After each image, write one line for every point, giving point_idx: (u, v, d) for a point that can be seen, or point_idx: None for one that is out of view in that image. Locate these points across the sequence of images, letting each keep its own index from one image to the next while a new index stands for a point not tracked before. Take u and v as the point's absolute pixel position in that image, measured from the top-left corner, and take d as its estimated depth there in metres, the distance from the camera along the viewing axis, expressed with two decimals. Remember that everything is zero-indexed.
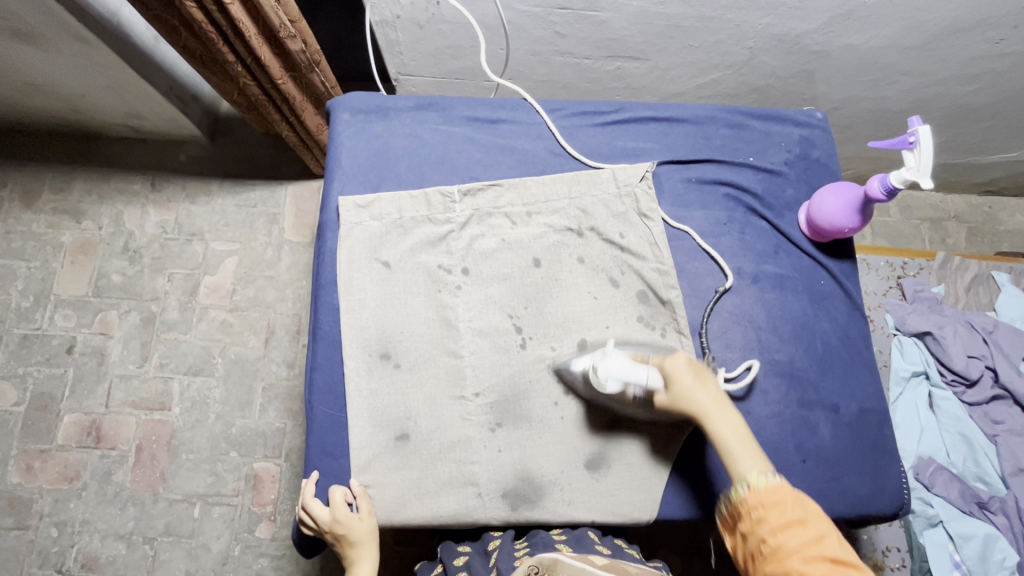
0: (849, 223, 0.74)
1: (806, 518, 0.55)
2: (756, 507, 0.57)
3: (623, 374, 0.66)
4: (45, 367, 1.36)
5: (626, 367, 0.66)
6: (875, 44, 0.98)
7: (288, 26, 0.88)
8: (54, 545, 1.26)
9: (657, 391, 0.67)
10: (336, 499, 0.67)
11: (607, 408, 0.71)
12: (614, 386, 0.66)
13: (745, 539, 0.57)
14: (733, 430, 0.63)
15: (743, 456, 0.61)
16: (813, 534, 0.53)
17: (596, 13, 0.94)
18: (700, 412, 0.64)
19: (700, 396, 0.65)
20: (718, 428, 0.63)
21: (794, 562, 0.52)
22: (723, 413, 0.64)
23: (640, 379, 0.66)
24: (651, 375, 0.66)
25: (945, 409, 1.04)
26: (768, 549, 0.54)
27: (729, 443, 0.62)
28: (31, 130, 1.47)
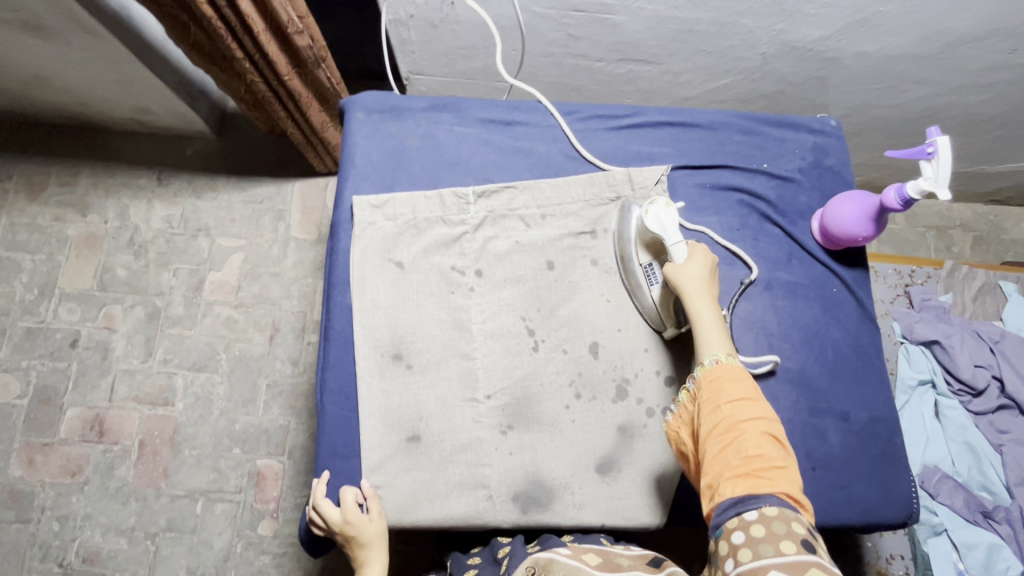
0: (864, 231, 0.74)
1: (757, 398, 0.60)
2: (718, 378, 0.62)
3: (667, 223, 0.70)
4: (49, 361, 1.35)
5: (673, 223, 0.70)
6: (888, 52, 0.98)
7: (295, 22, 0.88)
8: (56, 539, 1.26)
9: (672, 260, 0.70)
10: (347, 500, 0.67)
11: (620, 251, 0.75)
12: (653, 228, 0.71)
13: (699, 406, 0.62)
14: (716, 321, 0.66)
15: (714, 340, 0.65)
16: (762, 411, 0.59)
17: (610, 16, 0.94)
18: (687, 291, 0.68)
19: (704, 282, 0.68)
20: (703, 310, 0.67)
21: (745, 430, 0.58)
22: (715, 306, 0.68)
23: (675, 239, 0.70)
24: (681, 247, 0.70)
25: (951, 418, 1.03)
26: (722, 417, 0.59)
27: (706, 325, 0.66)
28: (38, 122, 1.47)
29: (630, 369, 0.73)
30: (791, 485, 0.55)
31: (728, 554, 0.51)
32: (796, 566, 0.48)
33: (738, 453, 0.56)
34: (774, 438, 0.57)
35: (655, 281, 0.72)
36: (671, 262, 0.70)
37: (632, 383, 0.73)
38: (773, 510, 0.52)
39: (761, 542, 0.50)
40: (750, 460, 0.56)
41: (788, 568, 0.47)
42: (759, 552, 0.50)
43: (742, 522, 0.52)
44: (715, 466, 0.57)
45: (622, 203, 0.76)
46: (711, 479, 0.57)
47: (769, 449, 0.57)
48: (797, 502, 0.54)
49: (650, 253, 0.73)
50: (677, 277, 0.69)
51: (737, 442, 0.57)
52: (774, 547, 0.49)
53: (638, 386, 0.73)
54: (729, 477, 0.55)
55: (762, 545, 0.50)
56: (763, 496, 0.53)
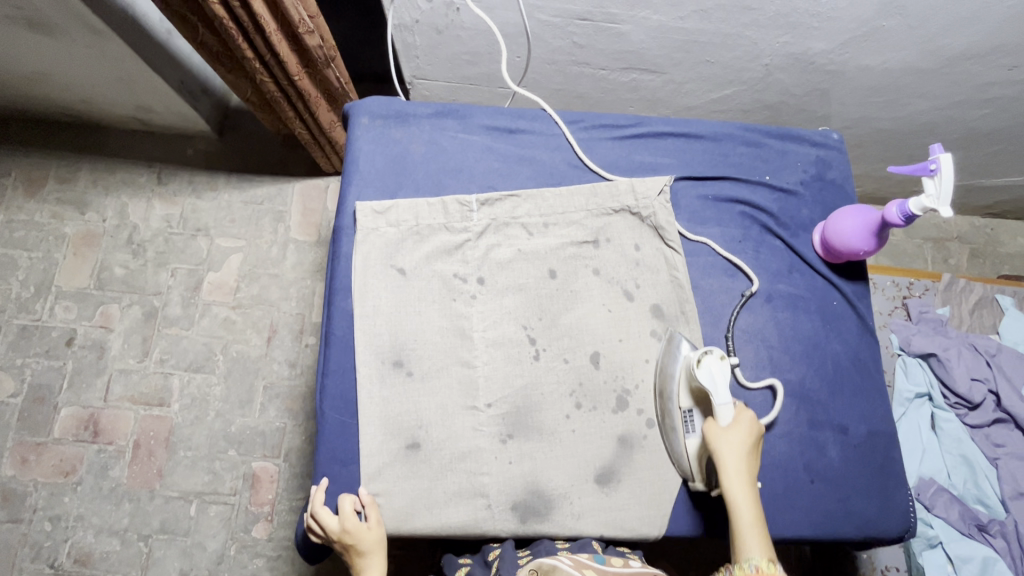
0: (865, 245, 0.74)
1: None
2: None
3: (718, 379, 0.68)
4: (44, 359, 1.34)
5: (724, 381, 0.68)
6: (889, 66, 0.99)
7: (306, 22, 0.87)
8: (47, 539, 1.25)
9: (716, 419, 0.68)
10: (345, 508, 0.66)
11: (661, 389, 0.72)
12: (702, 380, 0.68)
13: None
14: (752, 507, 0.64)
15: (752, 532, 0.62)
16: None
17: (615, 26, 0.95)
18: (726, 463, 0.65)
19: (745, 460, 0.66)
20: (738, 490, 0.65)
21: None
22: (750, 489, 0.65)
23: (724, 400, 0.68)
24: (727, 408, 0.68)
25: (947, 430, 1.04)
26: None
27: (742, 510, 0.63)
28: (37, 119, 1.46)
29: (630, 380, 0.73)
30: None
31: None
32: None
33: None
34: None
35: (692, 430, 0.70)
36: (713, 421, 0.68)
37: (633, 394, 0.73)
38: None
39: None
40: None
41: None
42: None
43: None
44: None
45: (671, 335, 0.74)
46: None
47: None
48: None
49: (692, 398, 0.71)
50: (718, 441, 0.67)
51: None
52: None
53: (638, 397, 0.73)
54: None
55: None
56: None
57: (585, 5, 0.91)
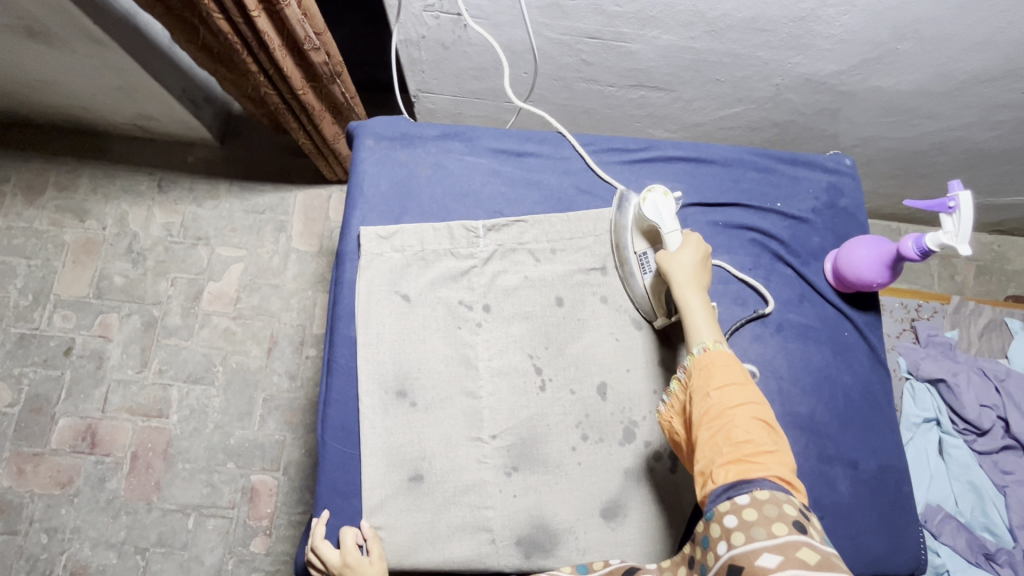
0: (878, 277, 0.73)
1: (747, 383, 0.60)
2: (708, 367, 0.61)
3: (663, 210, 0.69)
4: (42, 368, 1.33)
5: (670, 211, 0.69)
6: (902, 87, 0.97)
7: (312, 39, 0.85)
8: (43, 551, 1.23)
9: (665, 246, 0.69)
10: (347, 542, 0.65)
11: (617, 241, 0.75)
12: (648, 215, 0.69)
13: (690, 397, 0.61)
14: (704, 307, 0.65)
15: (703, 326, 0.64)
16: (753, 398, 0.59)
17: (624, 44, 0.93)
18: (676, 278, 0.66)
19: (694, 271, 0.66)
20: (691, 299, 0.65)
21: (736, 417, 0.57)
22: (703, 294, 0.66)
23: (669, 224, 0.68)
24: (675, 235, 0.68)
25: (954, 456, 1.02)
26: (712, 405, 0.58)
27: (693, 310, 0.65)
28: (37, 124, 1.44)
29: (638, 411, 0.72)
30: (783, 468, 0.56)
31: (721, 536, 0.53)
32: (786, 547, 0.50)
33: (728, 438, 0.56)
34: (763, 423, 0.57)
35: (648, 269, 0.72)
36: (663, 249, 0.69)
37: (640, 426, 0.71)
38: (765, 494, 0.53)
39: (751, 526, 0.52)
40: (739, 447, 0.56)
41: (778, 549, 0.49)
42: (750, 534, 0.52)
43: (734, 507, 0.53)
44: (705, 452, 0.57)
45: (623, 194, 0.77)
46: (702, 466, 0.57)
47: (758, 434, 0.56)
48: (789, 486, 0.55)
49: (646, 241, 0.73)
50: (666, 263, 0.67)
51: (727, 428, 0.57)
52: (767, 530, 0.51)
53: (645, 429, 0.71)
54: (719, 463, 0.56)
55: (754, 528, 0.52)
56: (753, 480, 0.54)
57: (594, 24, 0.89)
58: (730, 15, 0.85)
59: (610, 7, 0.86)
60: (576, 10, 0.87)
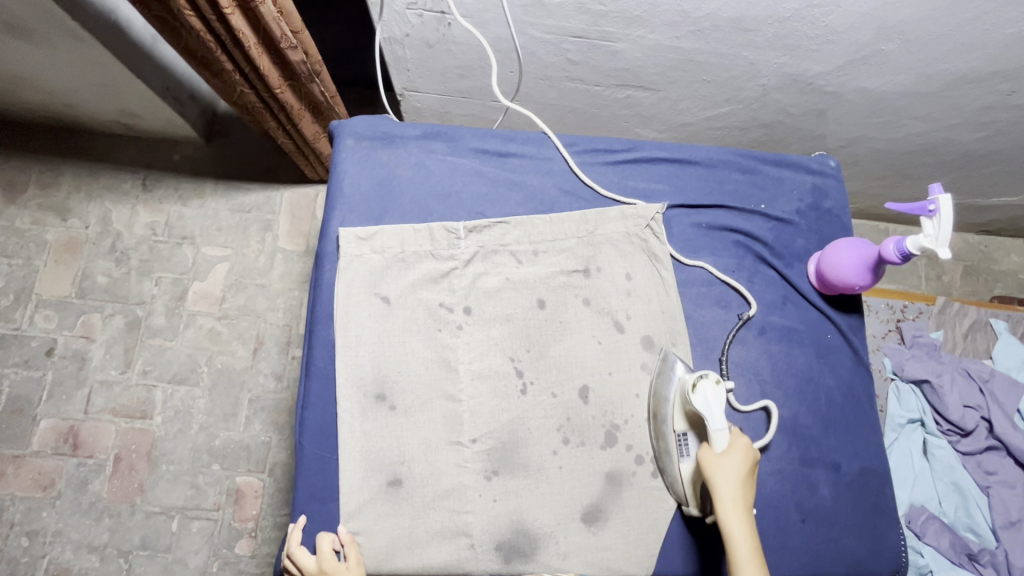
0: (860, 280, 0.73)
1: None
2: None
3: (713, 404, 0.66)
4: (23, 369, 1.31)
5: (719, 404, 0.66)
6: (888, 88, 0.97)
7: (289, 37, 0.84)
8: (24, 555, 1.22)
9: (711, 445, 0.67)
10: (324, 547, 0.64)
11: (655, 410, 0.71)
12: (696, 404, 0.67)
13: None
14: (748, 537, 0.62)
15: (748, 561, 0.61)
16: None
17: (610, 44, 0.92)
18: (723, 495, 0.64)
19: (740, 487, 0.64)
20: (732, 518, 0.63)
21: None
22: (747, 519, 0.64)
23: (718, 425, 0.66)
24: (722, 435, 0.66)
25: (939, 457, 1.03)
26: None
27: (739, 541, 0.62)
28: (18, 121, 1.42)
29: (620, 415, 0.71)
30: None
31: None
32: None
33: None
34: None
35: (685, 454, 0.69)
36: (708, 447, 0.67)
37: (621, 429, 0.71)
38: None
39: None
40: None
41: None
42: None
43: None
44: None
45: (666, 356, 0.72)
46: None
47: None
48: None
49: (687, 423, 0.69)
50: (713, 469, 0.65)
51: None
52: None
53: (627, 432, 0.71)
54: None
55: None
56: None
57: (580, 23, 0.88)
58: (715, 15, 0.84)
59: (595, 5, 0.85)
60: (561, 8, 0.86)
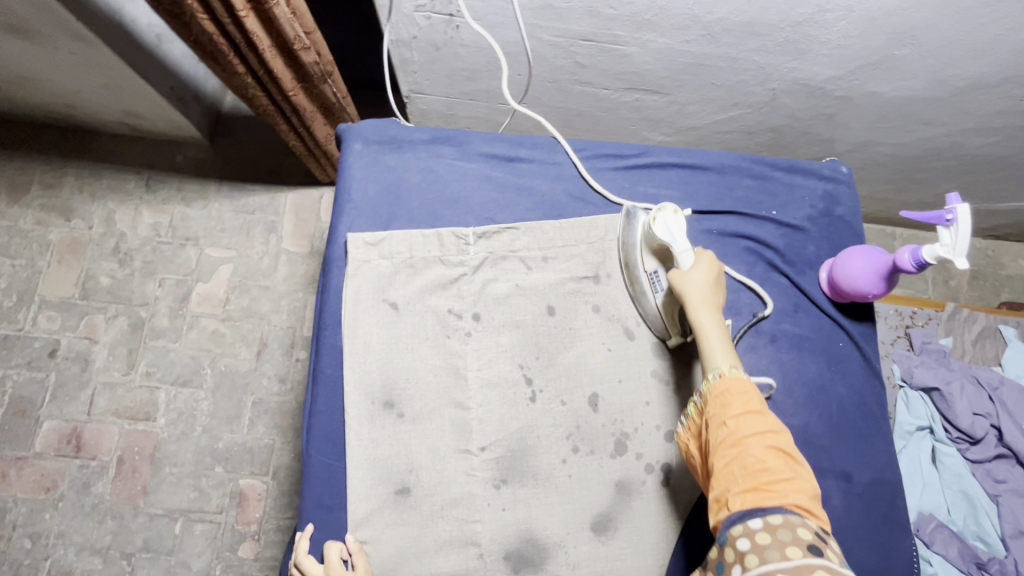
0: (873, 288, 0.72)
1: (763, 412, 0.59)
2: (724, 394, 0.60)
3: (674, 229, 0.69)
4: (26, 370, 1.30)
5: (681, 229, 0.69)
6: (898, 93, 0.96)
7: (302, 39, 0.83)
8: (27, 557, 1.21)
9: (677, 266, 0.68)
10: (332, 557, 0.64)
11: (625, 258, 0.73)
12: (660, 234, 0.69)
13: (706, 424, 0.61)
14: (720, 330, 0.64)
15: (720, 349, 0.63)
16: (769, 425, 0.58)
17: (619, 47, 0.92)
18: (693, 299, 0.65)
19: (710, 290, 0.66)
20: (704, 318, 0.65)
21: (751, 444, 0.57)
22: (718, 316, 0.65)
23: (681, 244, 0.68)
24: (688, 254, 0.68)
25: (948, 465, 1.02)
26: (728, 432, 0.58)
27: (710, 334, 0.64)
28: (22, 121, 1.41)
29: (630, 423, 0.71)
30: (800, 495, 0.55)
31: (734, 561, 0.53)
32: (803, 569, 0.50)
33: (742, 464, 0.56)
34: (778, 451, 0.56)
35: (658, 287, 0.71)
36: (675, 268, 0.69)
37: (632, 438, 0.70)
38: (777, 518, 0.53)
39: (765, 550, 0.52)
40: (755, 475, 0.55)
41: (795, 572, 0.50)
42: (764, 558, 0.51)
43: (746, 529, 0.53)
44: (721, 479, 0.57)
45: (627, 210, 0.75)
46: (717, 493, 0.57)
47: (775, 461, 0.56)
48: (807, 513, 0.54)
49: (656, 259, 0.72)
50: (679, 281, 0.67)
51: (743, 455, 0.57)
52: (781, 554, 0.51)
53: (637, 441, 0.70)
54: (735, 489, 0.56)
55: (767, 552, 0.52)
56: (768, 508, 0.54)
57: (589, 26, 0.88)
58: (726, 19, 0.84)
59: (605, 9, 0.84)
60: (570, 12, 0.85)
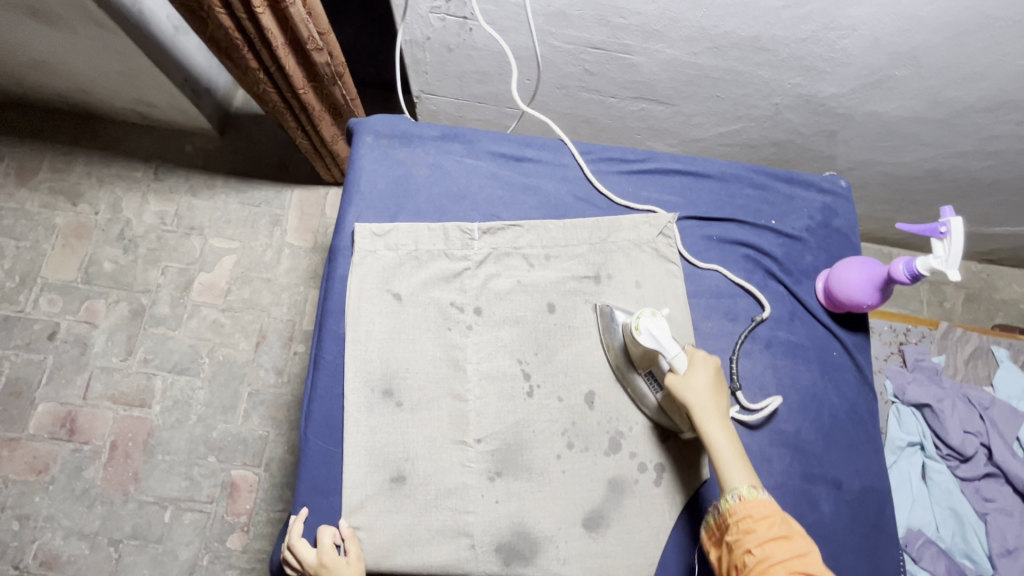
0: (868, 299, 0.73)
1: (790, 535, 0.59)
2: (747, 519, 0.60)
3: (659, 337, 0.65)
4: (24, 352, 1.31)
5: (667, 335, 0.66)
6: (898, 113, 0.98)
7: (315, 39, 0.85)
8: (14, 539, 1.20)
9: (675, 372, 0.67)
10: (324, 540, 0.64)
11: (618, 360, 0.71)
12: (646, 343, 0.66)
13: (730, 546, 0.61)
14: (730, 441, 0.64)
15: (734, 466, 0.63)
16: (797, 549, 0.58)
17: (628, 56, 0.94)
18: (702, 407, 0.65)
19: (713, 398, 0.66)
20: (713, 432, 0.64)
21: (779, 571, 0.57)
22: (726, 424, 0.65)
23: (670, 353, 0.66)
24: (679, 358, 0.66)
25: (937, 481, 1.02)
26: (754, 559, 0.58)
27: (722, 451, 0.64)
28: (36, 105, 1.43)
29: (624, 422, 0.71)
30: None
31: None
32: None
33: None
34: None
35: (656, 388, 0.69)
36: (672, 373, 0.67)
37: (626, 437, 0.71)
38: None
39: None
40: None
41: None
42: None
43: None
44: None
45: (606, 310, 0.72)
46: None
47: None
48: None
49: (644, 363, 0.69)
50: (683, 394, 0.66)
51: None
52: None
53: (631, 440, 0.71)
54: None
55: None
56: None
57: (599, 34, 0.90)
58: (733, 33, 0.86)
59: (615, 18, 0.86)
60: (582, 19, 0.87)
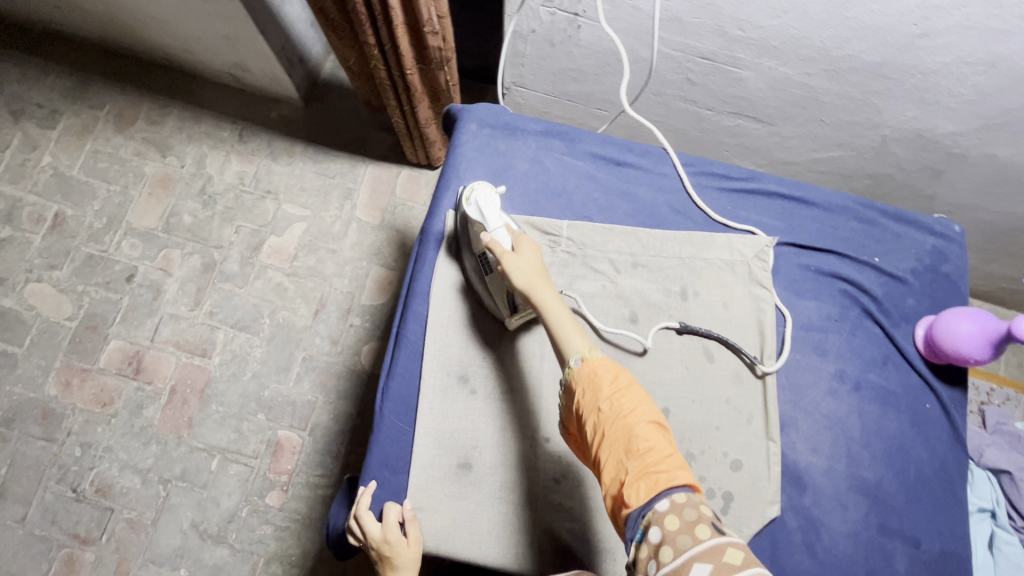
0: (978, 354, 0.69)
1: (632, 386, 0.57)
2: (590, 377, 0.56)
3: (485, 206, 0.68)
4: (103, 290, 1.38)
5: (491, 206, 0.68)
6: (1019, 160, 0.92)
7: (434, 22, 0.87)
8: (75, 464, 1.27)
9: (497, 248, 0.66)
10: (390, 517, 0.64)
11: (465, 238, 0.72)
12: (473, 211, 0.69)
13: (579, 412, 0.57)
14: (565, 313, 0.61)
15: (570, 332, 0.60)
16: (643, 399, 0.56)
17: (735, 70, 0.91)
18: (531, 284, 0.62)
19: (536, 267, 0.64)
20: (545, 299, 0.62)
21: (634, 424, 0.54)
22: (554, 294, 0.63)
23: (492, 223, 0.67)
24: (502, 231, 0.66)
25: (1007, 554, 0.90)
26: (606, 418, 0.54)
27: (559, 318, 0.61)
28: (139, 58, 1.51)
29: (698, 445, 0.69)
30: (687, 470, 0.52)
31: (649, 557, 0.48)
32: (714, 552, 0.46)
33: (629, 446, 0.52)
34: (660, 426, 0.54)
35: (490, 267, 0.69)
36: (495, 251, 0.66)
37: (697, 459, 0.69)
38: (683, 498, 0.49)
39: (676, 535, 0.47)
40: (642, 459, 0.52)
41: (709, 558, 0.45)
42: (677, 546, 0.47)
43: (656, 517, 0.49)
44: (615, 471, 0.53)
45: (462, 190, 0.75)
46: (616, 485, 0.52)
47: (657, 434, 0.53)
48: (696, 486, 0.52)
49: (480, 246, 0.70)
50: (507, 262, 0.64)
51: (627, 436, 0.53)
52: (693, 538, 0.47)
53: (701, 463, 0.69)
54: (632, 478, 0.51)
55: (679, 539, 0.47)
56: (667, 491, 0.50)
57: (711, 44, 0.87)
58: (856, 57, 0.82)
59: (733, 30, 0.83)
60: (697, 27, 0.85)
